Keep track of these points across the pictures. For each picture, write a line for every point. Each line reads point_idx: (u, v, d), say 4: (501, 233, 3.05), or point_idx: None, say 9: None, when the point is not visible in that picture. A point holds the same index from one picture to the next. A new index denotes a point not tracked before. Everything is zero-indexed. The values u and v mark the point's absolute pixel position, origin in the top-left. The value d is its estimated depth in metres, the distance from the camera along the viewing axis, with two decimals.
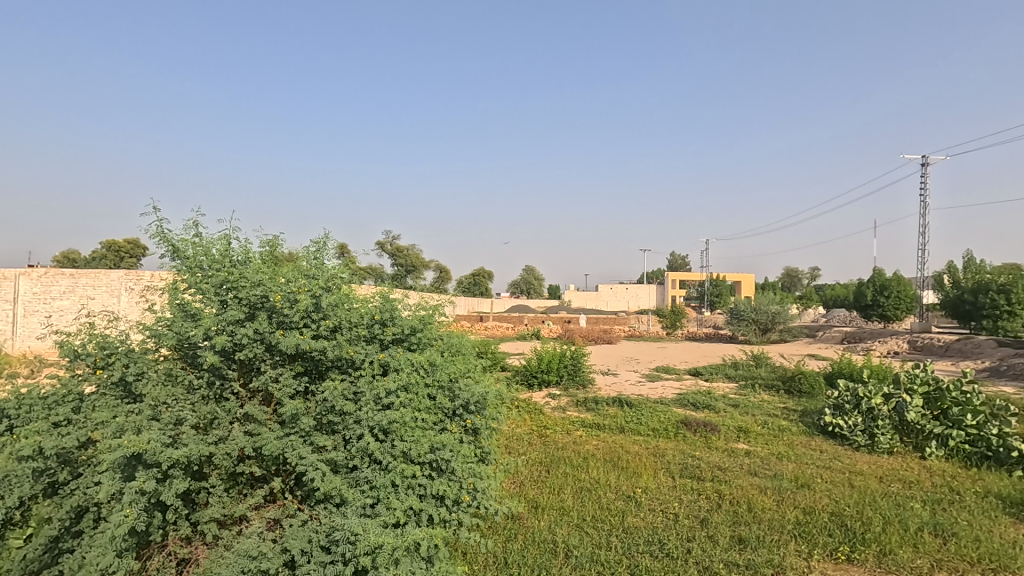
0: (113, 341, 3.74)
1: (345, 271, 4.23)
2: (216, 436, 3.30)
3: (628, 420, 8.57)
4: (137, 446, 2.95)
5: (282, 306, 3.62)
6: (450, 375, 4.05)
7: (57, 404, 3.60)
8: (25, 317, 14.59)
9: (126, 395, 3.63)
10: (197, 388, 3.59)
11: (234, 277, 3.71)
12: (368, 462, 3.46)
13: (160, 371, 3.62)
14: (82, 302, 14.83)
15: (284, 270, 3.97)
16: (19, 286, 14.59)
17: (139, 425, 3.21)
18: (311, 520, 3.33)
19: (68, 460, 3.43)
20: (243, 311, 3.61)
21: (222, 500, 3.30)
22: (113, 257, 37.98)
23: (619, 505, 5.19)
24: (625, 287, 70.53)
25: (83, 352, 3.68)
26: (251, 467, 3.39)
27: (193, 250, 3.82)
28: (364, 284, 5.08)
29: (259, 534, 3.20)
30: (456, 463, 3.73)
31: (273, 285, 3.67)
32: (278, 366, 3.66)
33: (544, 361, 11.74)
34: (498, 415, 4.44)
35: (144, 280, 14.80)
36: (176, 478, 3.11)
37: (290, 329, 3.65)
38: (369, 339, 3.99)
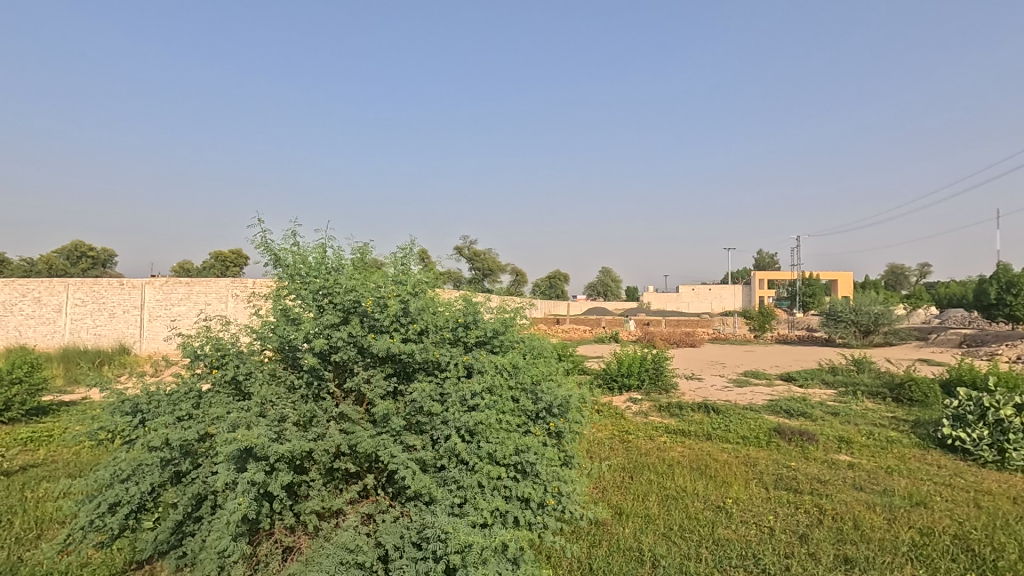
0: (226, 343, 4.08)
1: (429, 275, 4.38)
2: (315, 433, 3.52)
3: (715, 427, 8.20)
4: (249, 441, 3.20)
5: (373, 310, 3.81)
6: (534, 378, 4.09)
7: (179, 400, 3.96)
8: (150, 322, 16.19)
9: (239, 394, 3.97)
10: (297, 388, 3.86)
11: (329, 283, 3.93)
12: (455, 462, 3.52)
13: (266, 372, 3.93)
14: (197, 309, 16.08)
15: (376, 275, 4.19)
16: (145, 293, 16.21)
17: (248, 421, 3.47)
18: (402, 517, 3.44)
19: (189, 452, 3.75)
20: (338, 315, 3.82)
21: (321, 494, 3.50)
22: (221, 266, 41.84)
23: (709, 515, 4.97)
24: (707, 288, 67.62)
25: (201, 353, 4.03)
26: (346, 464, 3.56)
27: (293, 258, 4.11)
28: (447, 288, 5.24)
29: (354, 527, 3.36)
30: (540, 466, 3.73)
31: (365, 291, 3.86)
32: (371, 368, 3.85)
33: (624, 365, 11.48)
34: (580, 419, 4.41)
35: (248, 287, 15.80)
36: (282, 471, 3.34)
37: (380, 333, 3.82)
38: (454, 342, 4.09)
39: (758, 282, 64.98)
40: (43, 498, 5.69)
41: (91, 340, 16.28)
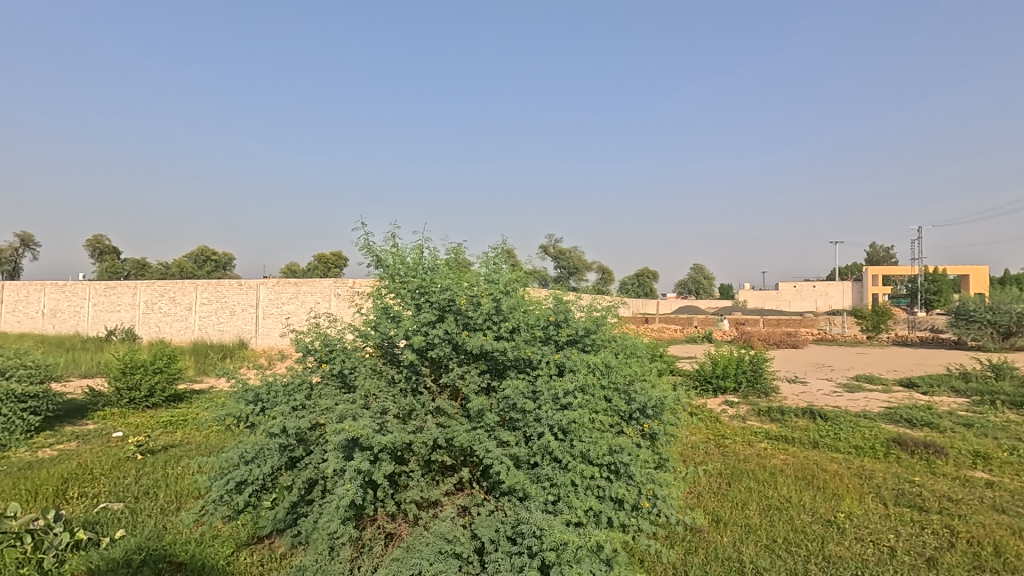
0: (333, 339, 4.38)
1: (520, 274, 4.45)
2: (414, 426, 3.69)
3: (823, 434, 7.61)
4: (356, 431, 3.41)
5: (467, 309, 3.93)
6: (627, 378, 4.02)
7: (293, 391, 4.30)
8: (264, 319, 17.52)
9: (345, 386, 4.24)
10: (397, 382, 4.07)
11: (426, 282, 4.11)
12: (548, 460, 3.54)
13: (368, 366, 4.18)
14: (305, 307, 17.07)
15: (469, 275, 4.32)
16: (260, 293, 17.56)
17: (354, 413, 3.70)
18: (497, 511, 3.52)
19: (302, 439, 4.06)
20: (434, 313, 3.97)
21: (420, 484, 3.66)
22: (324, 267, 44.87)
23: (817, 529, 4.62)
24: (811, 285, 62.81)
25: (312, 348, 4.37)
26: (442, 456, 3.70)
27: (392, 259, 4.33)
28: (538, 286, 5.28)
29: (451, 518, 3.48)
30: (634, 468, 3.65)
31: (459, 290, 3.99)
32: (465, 364, 3.97)
33: (720, 366, 10.95)
34: (675, 421, 4.27)
35: (349, 286, 16.57)
36: (384, 461, 3.53)
37: (474, 331, 3.93)
38: (545, 340, 4.12)
39: (871, 278, 59.33)
40: (181, 474, 6.42)
41: (216, 335, 18.04)
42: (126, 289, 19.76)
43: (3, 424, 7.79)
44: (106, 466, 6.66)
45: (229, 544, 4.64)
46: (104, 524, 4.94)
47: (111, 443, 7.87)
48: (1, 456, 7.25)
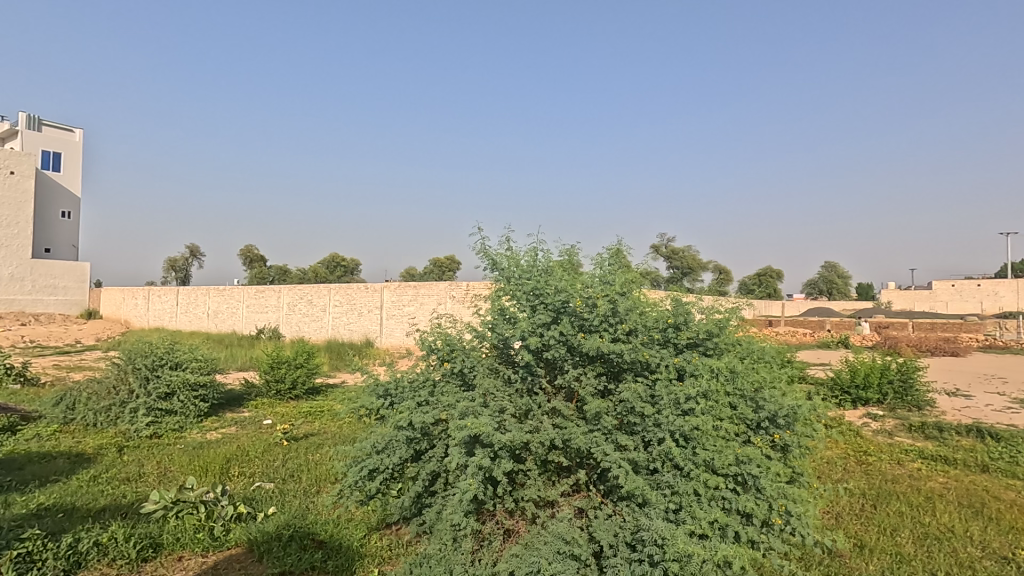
0: (454, 339, 4.59)
1: (636, 275, 4.36)
2: (531, 426, 3.76)
3: (994, 457, 6.56)
4: (477, 428, 3.54)
5: (582, 311, 3.93)
6: (754, 385, 3.78)
7: (418, 388, 4.56)
8: (387, 320, 18.65)
9: (465, 384, 4.43)
10: (514, 382, 4.17)
11: (541, 284, 4.16)
12: (669, 466, 3.44)
13: (486, 366, 4.33)
14: (423, 309, 17.80)
15: (584, 276, 4.32)
16: (384, 295, 18.72)
17: (474, 410, 3.85)
18: (615, 515, 3.48)
19: (426, 433, 4.30)
20: (550, 315, 4.01)
21: (537, 483, 3.72)
22: (439, 271, 47.06)
23: (989, 566, 4.00)
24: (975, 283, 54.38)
25: (435, 347, 4.62)
26: (559, 457, 3.73)
27: (508, 262, 4.45)
28: (654, 288, 5.14)
29: (569, 519, 3.50)
30: (764, 481, 3.42)
31: (574, 291, 4.00)
32: (581, 366, 3.97)
33: (860, 375, 9.86)
34: (810, 433, 3.93)
35: (463, 288, 17.01)
36: (503, 459, 3.63)
37: (590, 332, 3.92)
38: (664, 343, 4.01)
39: None
40: (320, 460, 7.09)
41: (346, 334, 19.62)
42: (273, 292, 22.18)
43: (182, 409, 9.12)
44: (260, 449, 7.54)
45: (363, 526, 5.04)
46: (260, 501, 5.60)
47: (263, 429, 8.89)
48: (181, 435, 8.50)
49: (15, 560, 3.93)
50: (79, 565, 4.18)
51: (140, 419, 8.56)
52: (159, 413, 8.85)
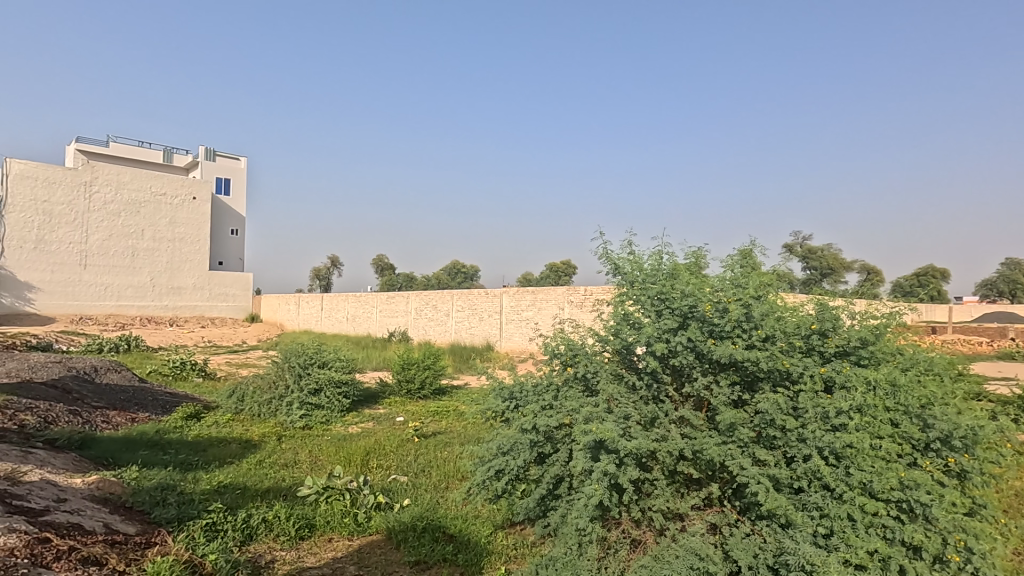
0: (576, 344, 4.61)
1: (773, 278, 4.07)
2: (658, 434, 3.66)
3: None
4: (602, 433, 3.51)
5: (711, 315, 3.75)
6: (920, 400, 3.34)
7: (542, 392, 4.62)
8: (507, 324, 19.12)
9: (588, 390, 4.42)
10: (638, 389, 4.08)
11: (666, 288, 4.02)
12: (817, 486, 3.17)
13: (609, 371, 4.29)
14: (541, 314, 18.01)
15: (713, 280, 4.12)
16: (503, 301, 19.24)
17: (599, 416, 3.82)
18: (754, 535, 3.26)
19: (550, 437, 4.32)
20: (676, 320, 3.86)
21: (665, 494, 3.60)
22: (555, 276, 47.38)
23: None
24: None
25: (558, 352, 4.66)
26: (688, 468, 3.58)
27: (630, 267, 4.37)
28: (794, 291, 4.76)
29: (702, 534, 3.34)
30: (936, 510, 3.00)
31: (702, 296, 3.84)
32: (712, 374, 3.78)
33: None
34: (995, 459, 3.40)
35: (581, 293, 16.94)
36: (629, 466, 3.57)
37: (721, 339, 3.74)
38: (807, 351, 3.72)
39: None
40: (448, 457, 7.46)
41: (468, 338, 20.47)
42: (402, 298, 23.80)
43: (328, 403, 10.12)
44: (394, 444, 8.13)
45: (489, 524, 5.21)
46: (396, 492, 6.02)
47: (396, 426, 9.57)
48: (327, 428, 9.42)
49: (204, 528, 4.62)
50: (251, 537, 4.80)
51: (294, 411, 9.64)
52: (309, 407, 9.90)
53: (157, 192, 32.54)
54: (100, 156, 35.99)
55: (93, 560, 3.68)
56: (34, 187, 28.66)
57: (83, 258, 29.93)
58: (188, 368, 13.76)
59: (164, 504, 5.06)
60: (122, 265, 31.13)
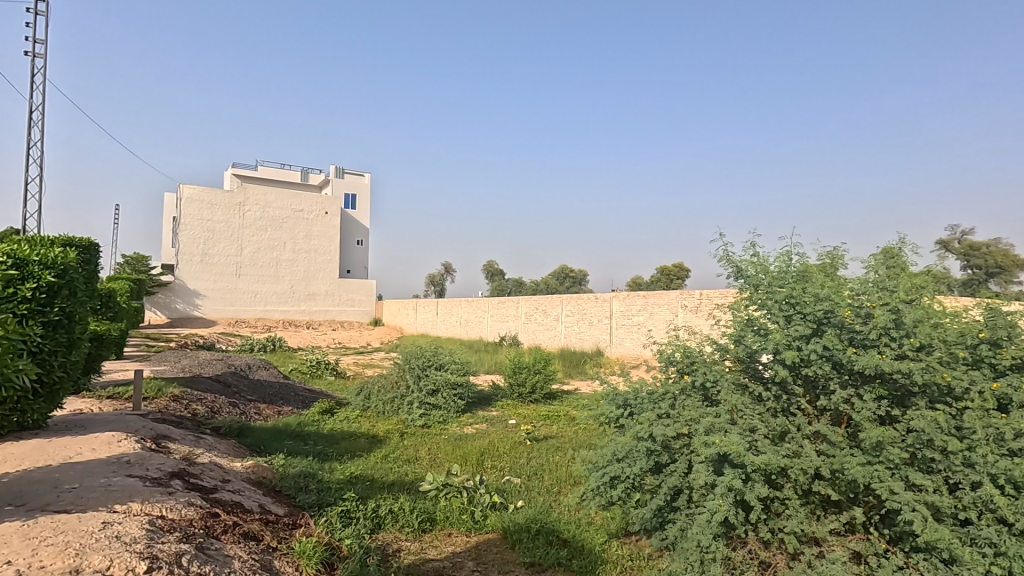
0: (694, 351, 4.45)
1: (927, 279, 3.61)
2: (789, 449, 3.48)
3: None
4: (728, 446, 3.38)
5: (852, 322, 3.55)
6: None
7: (659, 400, 4.45)
8: (617, 329, 18.78)
9: (707, 399, 4.25)
10: (765, 400, 3.89)
11: (796, 293, 3.73)
12: (987, 518, 2.92)
13: (731, 380, 4.13)
14: (653, 318, 17.45)
15: (851, 283, 3.77)
16: (613, 305, 18.92)
17: (722, 427, 3.69)
18: (911, 570, 3.04)
19: (667, 447, 4.14)
20: (809, 327, 3.59)
21: (798, 516, 3.36)
22: (667, 279, 45.79)
23: None
24: None
25: (673, 359, 4.55)
26: (825, 489, 3.33)
27: (753, 270, 4.14)
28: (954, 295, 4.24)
29: (844, 563, 3.11)
30: None
31: (839, 300, 3.57)
32: (853, 387, 3.50)
33: None
34: None
35: (696, 297, 16.18)
36: (756, 482, 3.43)
37: (865, 348, 3.50)
38: (974, 364, 3.52)
39: None
40: (560, 462, 7.49)
41: (578, 343, 20.38)
42: (512, 303, 24.31)
43: (445, 404, 10.61)
44: (508, 446, 8.31)
45: (603, 532, 5.14)
46: (510, 493, 6.16)
47: (509, 428, 9.78)
48: (444, 427, 9.88)
49: (339, 515, 5.05)
50: (379, 526, 5.16)
51: (415, 410, 10.23)
52: (428, 407, 10.45)
53: (295, 209, 36.28)
54: (251, 178, 40.90)
55: (251, 535, 4.16)
56: (200, 209, 33.25)
57: (238, 269, 34.16)
58: (322, 367, 15.15)
59: (306, 489, 5.61)
60: (268, 274, 35.07)
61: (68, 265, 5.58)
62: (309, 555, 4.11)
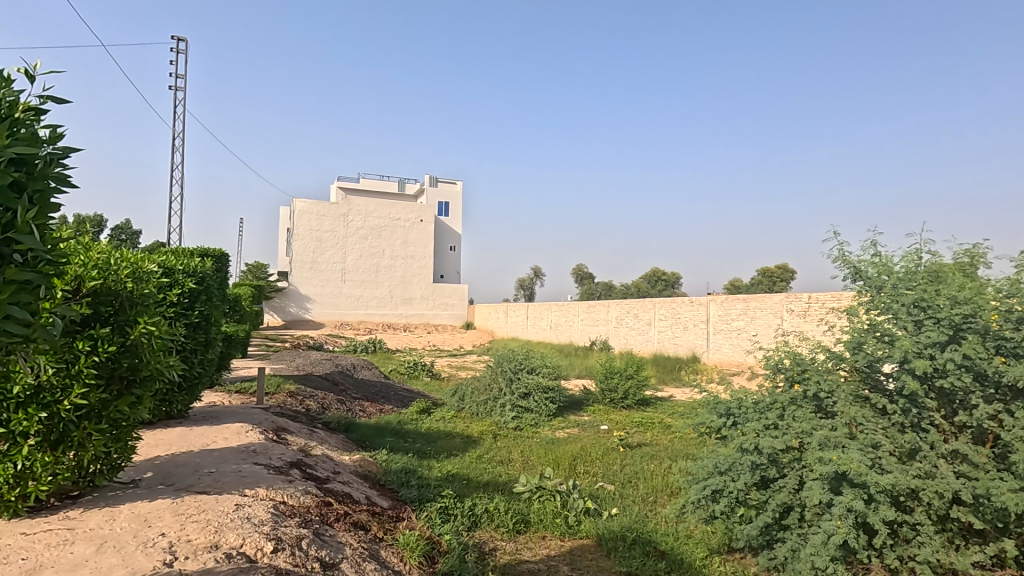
0: (805, 358, 4.17)
1: None
2: (921, 470, 3.29)
3: None
4: (848, 465, 3.17)
5: (1000, 328, 3.42)
6: None
7: (766, 410, 4.19)
8: (714, 334, 17.93)
9: (821, 412, 3.97)
10: (890, 414, 3.61)
11: (929, 294, 3.55)
12: None
13: (848, 392, 3.83)
14: (754, 323, 16.46)
15: (992, 284, 3.60)
16: (710, 309, 18.09)
17: (839, 442, 3.46)
18: None
19: (775, 460, 3.88)
20: (945, 332, 3.42)
21: (933, 544, 3.16)
22: (769, 281, 42.98)
23: None
24: None
25: (783, 366, 4.26)
26: (967, 516, 3.15)
27: (875, 270, 3.98)
28: None
29: None
30: None
31: (983, 303, 3.45)
32: (1003, 401, 3.37)
33: None
34: None
35: (804, 301, 15.05)
36: (881, 504, 3.21)
37: (1017, 356, 3.39)
38: None
39: None
40: (656, 471, 7.29)
41: (672, 349, 19.68)
42: (602, 307, 24.00)
43: (536, 407, 10.69)
44: (600, 451, 8.20)
45: (704, 547, 4.92)
46: (604, 499, 6.08)
47: (601, 434, 9.66)
48: (536, 430, 9.96)
49: (439, 511, 5.25)
50: (476, 524, 5.29)
51: (507, 412, 10.41)
52: (520, 410, 10.58)
53: (393, 218, 38.29)
54: (354, 191, 43.76)
55: (360, 525, 4.44)
56: (310, 220, 36.09)
57: (343, 275, 36.62)
58: (419, 368, 15.84)
59: (407, 485, 5.89)
60: (369, 280, 37.26)
61: (205, 273, 6.30)
62: (413, 548, 4.32)
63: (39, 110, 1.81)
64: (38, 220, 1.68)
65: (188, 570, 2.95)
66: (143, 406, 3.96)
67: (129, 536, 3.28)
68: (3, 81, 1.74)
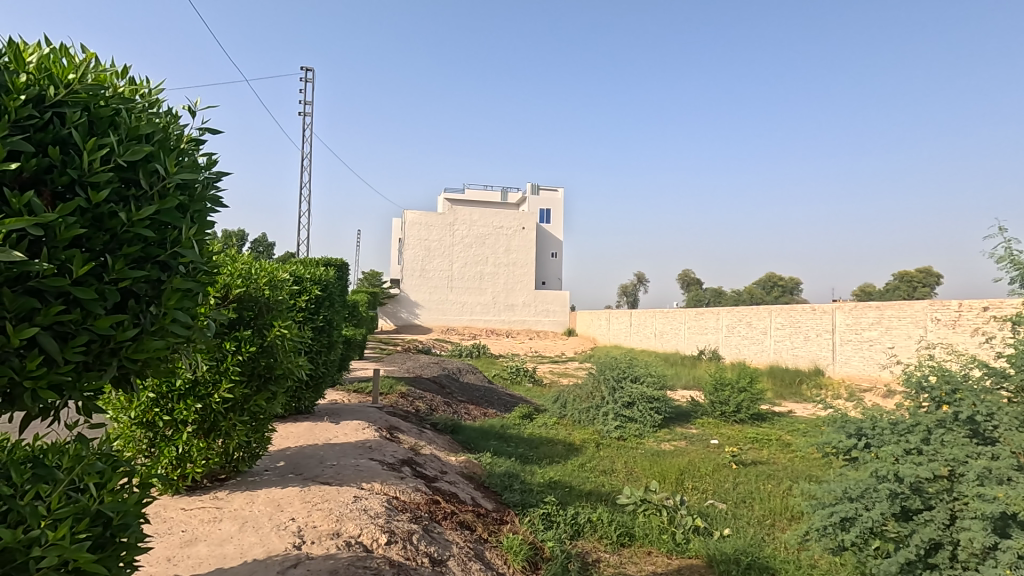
0: (956, 376, 3.69)
1: None
2: None
3: None
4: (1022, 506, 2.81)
5: None
6: None
7: (906, 433, 3.72)
8: (841, 345, 16.33)
9: (977, 437, 3.47)
10: None
11: None
12: None
13: (1014, 415, 3.35)
14: (890, 334, 14.76)
15: None
16: (836, 318, 16.51)
17: (1006, 475, 3.07)
18: None
19: (918, 489, 3.41)
20: None
21: None
22: (908, 287, 38.36)
23: None
24: None
25: (927, 385, 3.78)
26: None
27: None
28: None
29: None
30: None
31: None
32: None
33: None
34: None
35: (953, 309, 13.23)
36: None
37: None
38: None
39: None
40: (775, 492, 6.75)
41: (791, 360, 18.16)
42: (711, 314, 22.78)
43: (641, 417, 10.36)
44: (710, 467, 7.74)
45: None
46: (715, 519, 5.73)
47: (712, 449, 9.14)
48: (641, 441, 9.64)
49: (541, 517, 5.26)
50: (578, 533, 5.23)
51: (610, 422, 10.20)
52: (624, 419, 10.32)
53: (496, 226, 39.29)
54: (460, 201, 45.55)
55: (466, 525, 4.57)
56: (420, 230, 38.14)
57: (449, 282, 38.16)
58: (522, 374, 16.03)
59: (511, 488, 5.97)
60: (474, 287, 38.44)
61: (328, 281, 6.89)
62: (516, 552, 4.36)
63: (198, 141, 2.09)
64: (197, 235, 1.93)
65: (314, 554, 3.21)
66: (277, 402, 4.39)
67: (265, 518, 3.65)
68: (172, 117, 2.03)
